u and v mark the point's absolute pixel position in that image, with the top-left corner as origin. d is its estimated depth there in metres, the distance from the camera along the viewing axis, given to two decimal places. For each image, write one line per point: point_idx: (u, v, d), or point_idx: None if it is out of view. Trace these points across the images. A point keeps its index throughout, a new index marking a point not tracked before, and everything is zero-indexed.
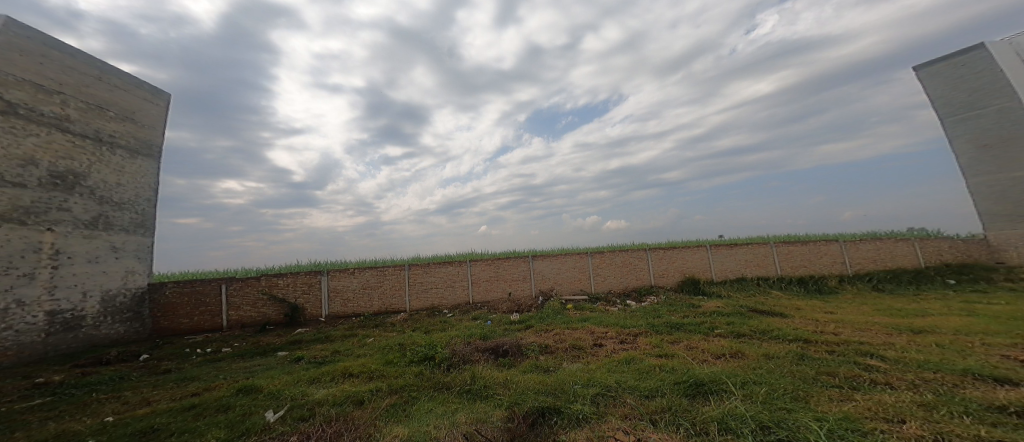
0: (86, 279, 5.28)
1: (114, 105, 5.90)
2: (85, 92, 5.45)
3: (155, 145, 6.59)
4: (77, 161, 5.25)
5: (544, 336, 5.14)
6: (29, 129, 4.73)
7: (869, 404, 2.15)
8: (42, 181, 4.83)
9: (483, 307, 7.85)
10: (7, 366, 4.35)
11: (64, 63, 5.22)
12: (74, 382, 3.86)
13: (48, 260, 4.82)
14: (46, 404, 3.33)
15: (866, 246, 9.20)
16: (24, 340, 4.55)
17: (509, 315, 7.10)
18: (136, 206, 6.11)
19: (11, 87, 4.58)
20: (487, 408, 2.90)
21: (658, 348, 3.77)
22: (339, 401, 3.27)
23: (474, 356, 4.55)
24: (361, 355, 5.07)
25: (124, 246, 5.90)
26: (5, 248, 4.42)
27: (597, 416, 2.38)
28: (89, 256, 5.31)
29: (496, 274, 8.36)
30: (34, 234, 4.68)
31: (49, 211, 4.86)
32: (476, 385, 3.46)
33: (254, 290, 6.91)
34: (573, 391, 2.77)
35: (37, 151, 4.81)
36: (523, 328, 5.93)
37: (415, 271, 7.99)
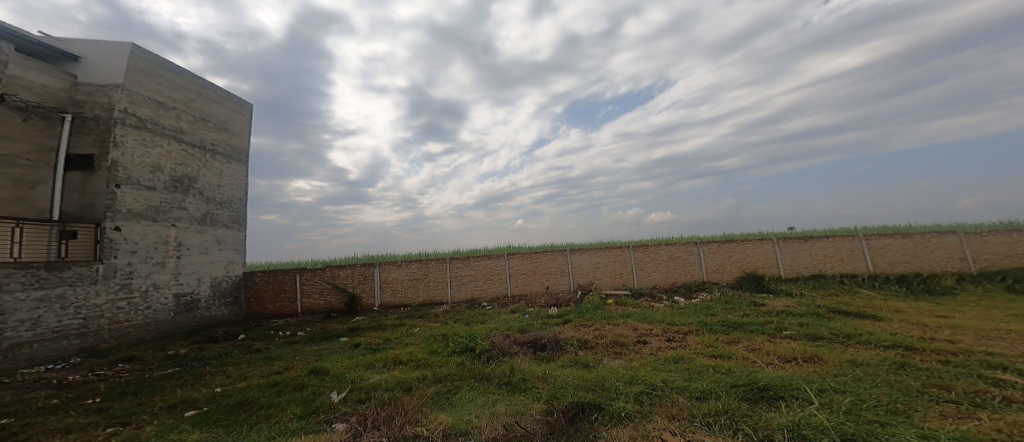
0: (199, 268, 6.11)
1: (213, 116, 6.63)
2: (191, 106, 6.18)
3: (245, 150, 7.34)
4: (190, 167, 6.06)
5: (583, 330, 5.08)
6: (156, 140, 5.52)
7: (1002, 426, 1.88)
8: (166, 184, 5.63)
9: (521, 301, 7.91)
10: (149, 338, 5.21)
11: (174, 82, 5.94)
12: (193, 355, 4.43)
13: (170, 252, 5.62)
14: (175, 373, 3.84)
15: (997, 239, 7.78)
16: (160, 318, 5.42)
17: (548, 309, 7.09)
18: (234, 205, 6.91)
19: (140, 104, 5.33)
20: (526, 401, 2.92)
21: (712, 348, 3.57)
22: (390, 386, 3.46)
23: (513, 349, 4.60)
24: (408, 344, 5.32)
25: (225, 239, 6.74)
26: (143, 241, 5.24)
27: (642, 414, 2.31)
28: (201, 248, 6.15)
29: (534, 268, 8.37)
30: (162, 229, 5.50)
31: (172, 210, 5.69)
32: (516, 377, 3.51)
33: (320, 280, 7.50)
34: (615, 389, 2.71)
35: (162, 159, 5.60)
36: (562, 322, 5.89)
37: (456, 264, 8.22)
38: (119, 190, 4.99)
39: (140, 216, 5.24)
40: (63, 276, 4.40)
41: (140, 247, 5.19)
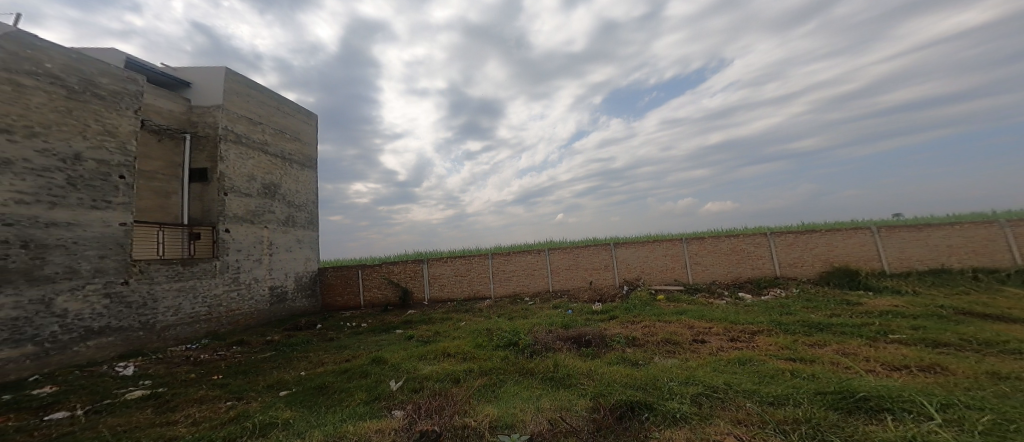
0: (285, 263, 7.47)
1: (288, 128, 7.81)
2: (271, 119, 7.33)
3: (313, 158, 8.61)
4: (275, 176, 7.28)
5: (631, 327, 4.90)
6: (249, 154, 6.71)
7: None
8: (258, 191, 6.83)
9: (564, 296, 7.83)
10: (253, 324, 6.50)
11: (260, 100, 7.10)
12: (285, 341, 5.10)
13: (265, 250, 6.97)
14: (273, 356, 4.45)
15: None
16: (260, 306, 6.70)
17: (592, 304, 6.95)
18: (308, 208, 8.22)
19: (237, 123, 6.49)
20: (571, 397, 2.88)
21: (791, 351, 3.29)
22: (440, 377, 3.60)
23: (556, 344, 4.57)
24: (456, 337, 5.49)
25: (303, 238, 8.03)
26: (245, 240, 6.49)
27: (700, 417, 2.18)
28: (285, 245, 7.43)
29: (577, 262, 8.25)
30: (257, 228, 6.73)
31: (264, 213, 6.93)
32: (560, 373, 3.48)
33: (379, 276, 8.24)
34: (669, 389, 2.59)
35: (255, 169, 6.79)
36: (607, 318, 5.74)
37: (499, 260, 8.35)
38: (229, 196, 6.23)
39: (244, 218, 6.55)
40: (194, 270, 5.61)
41: (243, 245, 6.43)
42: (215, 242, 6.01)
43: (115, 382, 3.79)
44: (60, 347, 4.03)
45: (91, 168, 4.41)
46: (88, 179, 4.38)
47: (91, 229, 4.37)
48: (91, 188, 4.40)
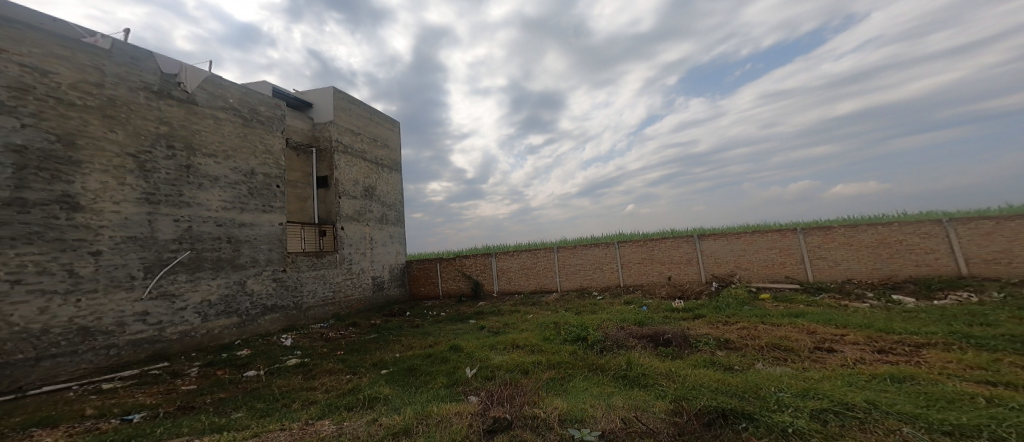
0: (380, 256, 11.04)
1: (373, 134, 11.43)
2: (363, 127, 10.94)
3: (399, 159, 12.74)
4: (368, 183, 10.86)
5: (721, 329, 4.44)
6: (352, 164, 10.31)
7: None
8: (358, 193, 10.36)
9: (637, 291, 8.21)
10: (358, 309, 9.88)
11: (356, 112, 10.80)
12: (381, 327, 8.03)
13: (363, 244, 10.47)
14: (374, 339, 7.16)
15: None
16: (363, 292, 10.13)
17: (672, 301, 6.50)
18: (395, 208, 12.15)
19: (342, 135, 10.03)
20: (647, 398, 2.71)
21: (988, 373, 2.66)
22: (510, 367, 3.71)
23: (629, 342, 4.36)
24: (524, 330, 5.55)
25: (389, 234, 11.60)
26: (351, 232, 9.97)
27: (823, 435, 1.87)
28: (377, 240, 10.95)
29: (652, 257, 8.43)
30: (359, 226, 10.24)
31: (364, 215, 10.50)
32: (634, 372, 3.31)
33: (454, 269, 11.03)
34: (779, 400, 2.30)
35: (357, 177, 10.36)
36: (691, 317, 5.30)
37: (566, 256, 9.40)
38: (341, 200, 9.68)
39: (351, 218, 10.06)
40: (325, 260, 9.01)
41: (353, 240, 9.95)
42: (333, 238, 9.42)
43: (279, 350, 6.36)
44: (250, 319, 6.98)
45: (260, 180, 7.37)
46: (259, 191, 7.36)
47: (262, 227, 7.33)
48: (261, 196, 7.38)
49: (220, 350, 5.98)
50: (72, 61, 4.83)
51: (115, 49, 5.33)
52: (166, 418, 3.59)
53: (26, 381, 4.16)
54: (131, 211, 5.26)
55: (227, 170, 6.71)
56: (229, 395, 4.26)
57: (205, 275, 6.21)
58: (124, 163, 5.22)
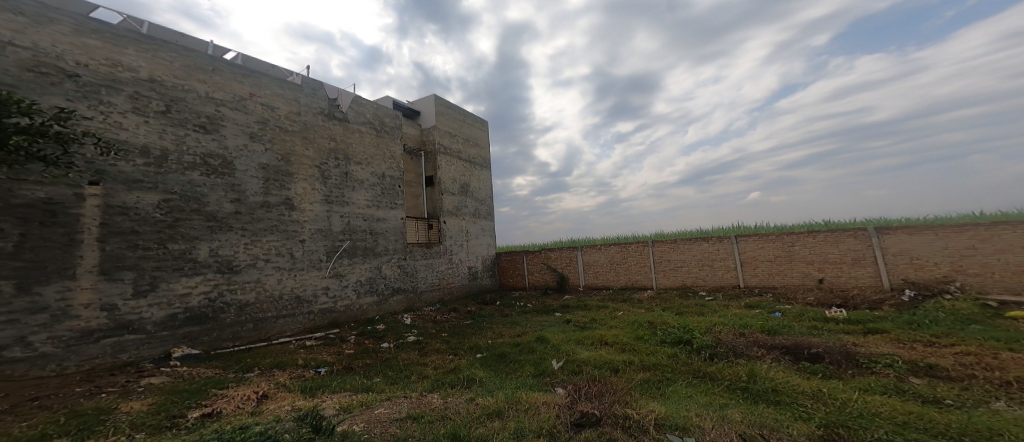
0: (475, 248, 13.58)
1: (467, 135, 14.16)
2: (459, 129, 13.71)
3: (486, 155, 15.24)
4: (463, 179, 13.49)
5: (906, 349, 3.76)
6: (452, 162, 13.05)
7: None
8: (455, 189, 13.02)
9: (768, 294, 8.01)
10: (459, 295, 12.43)
11: (451, 117, 13.57)
12: (477, 313, 9.86)
13: (461, 236, 13.05)
14: (473, 322, 9.08)
15: None
16: (461, 279, 12.70)
17: (829, 310, 5.71)
18: (485, 202, 14.54)
19: (443, 137, 12.76)
20: (783, 418, 2.64)
21: None
22: (601, 365, 4.56)
23: (758, 353, 4.26)
24: (613, 327, 6.57)
25: (482, 228, 14.19)
26: (451, 224, 12.56)
27: None
28: (471, 232, 13.55)
29: (791, 254, 8.00)
30: (457, 220, 12.83)
31: (461, 210, 13.17)
32: (760, 386, 3.38)
33: (539, 261, 12.88)
34: None
35: (455, 174, 13.10)
36: (862, 333, 4.59)
37: (661, 249, 10.07)
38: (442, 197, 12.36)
39: (450, 212, 12.65)
40: (434, 249, 11.67)
41: (453, 230, 12.63)
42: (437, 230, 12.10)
43: (403, 327, 8.31)
44: (383, 298, 9.62)
45: (389, 181, 10.15)
46: (388, 191, 10.13)
47: (391, 221, 10.05)
48: (390, 194, 10.18)
49: (366, 323, 8.49)
50: (285, 96, 7.74)
51: (303, 83, 8.27)
52: (337, 374, 5.45)
53: (272, 332, 6.99)
54: (317, 208, 8.06)
55: (369, 175, 9.50)
56: (371, 362, 6.06)
57: (358, 259, 8.97)
58: (310, 174, 8.01)
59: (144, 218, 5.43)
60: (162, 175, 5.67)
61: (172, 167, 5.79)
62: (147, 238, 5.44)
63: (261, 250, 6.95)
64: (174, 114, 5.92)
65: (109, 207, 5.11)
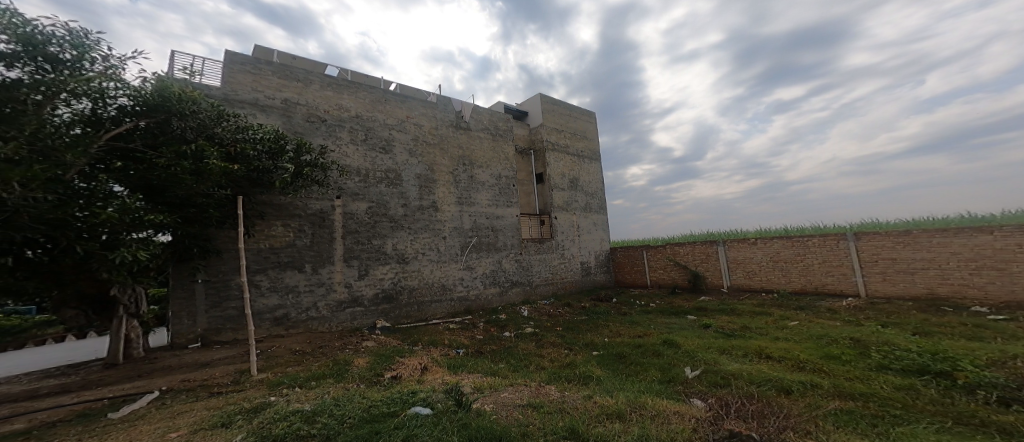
0: (586, 242, 15.39)
1: (574, 128, 16.14)
2: (566, 123, 15.79)
3: (594, 147, 16.89)
4: (572, 174, 15.52)
5: None
6: (561, 156, 15.16)
7: None
8: (564, 184, 15.01)
9: None
10: (573, 291, 14.42)
11: (557, 111, 15.60)
12: (593, 309, 11.03)
13: (573, 231, 15.01)
14: (595, 315, 10.22)
15: None
16: (575, 273, 14.61)
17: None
18: (596, 196, 16.43)
19: (551, 133, 15.01)
20: None
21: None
22: (769, 384, 4.46)
23: None
24: (786, 340, 6.53)
25: (593, 221, 15.99)
26: (562, 220, 14.60)
27: None
28: (584, 227, 15.43)
29: None
30: (567, 216, 14.82)
31: (570, 205, 15.04)
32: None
33: (665, 257, 13.79)
34: None
35: (563, 169, 15.17)
36: None
37: (868, 245, 8.83)
38: (554, 191, 14.55)
39: (562, 208, 14.75)
40: (548, 244, 13.89)
41: (564, 226, 14.64)
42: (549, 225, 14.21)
43: (523, 319, 10.26)
44: (504, 290, 12.29)
45: (505, 181, 12.84)
46: (506, 190, 12.81)
47: (507, 218, 12.69)
48: (508, 193, 12.87)
49: (492, 312, 10.93)
50: (430, 112, 11.00)
51: (438, 100, 11.45)
52: (473, 356, 7.16)
53: (427, 315, 10.16)
54: (453, 210, 11.14)
55: (489, 177, 12.30)
56: (498, 347, 7.71)
57: (484, 254, 11.82)
58: (448, 181, 11.16)
59: (362, 219, 9.10)
60: (368, 188, 9.30)
61: (372, 183, 9.37)
62: (360, 233, 9.03)
63: (421, 245, 10.26)
64: (370, 140, 9.49)
65: (345, 212, 8.85)
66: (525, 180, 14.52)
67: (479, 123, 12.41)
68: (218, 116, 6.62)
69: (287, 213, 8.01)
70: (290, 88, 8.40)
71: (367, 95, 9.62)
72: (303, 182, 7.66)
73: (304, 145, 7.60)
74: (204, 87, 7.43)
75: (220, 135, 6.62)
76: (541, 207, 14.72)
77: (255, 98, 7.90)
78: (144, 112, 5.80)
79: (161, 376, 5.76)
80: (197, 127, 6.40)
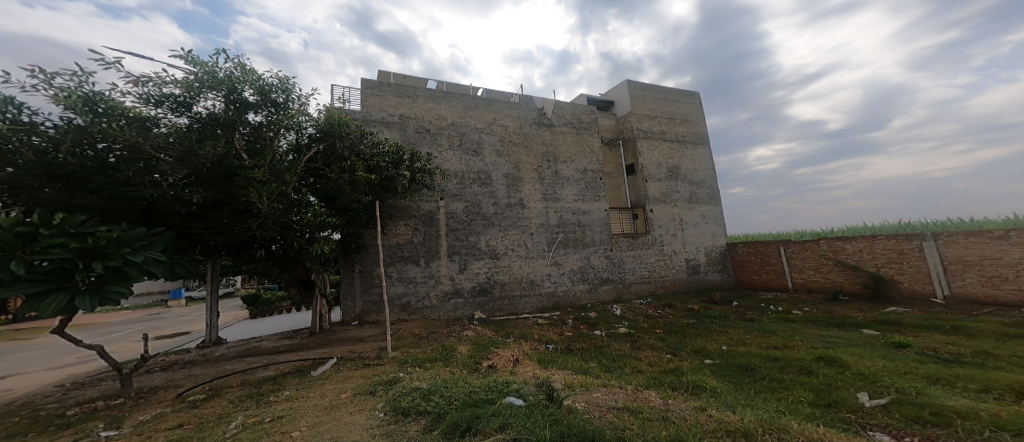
0: (694, 236, 11.16)
1: (675, 112, 11.89)
2: (665, 110, 11.66)
3: (701, 132, 12.19)
4: (676, 161, 11.41)
5: None
6: (662, 141, 11.39)
7: None
8: (661, 173, 11.09)
9: None
10: (683, 291, 10.61)
11: (646, 95, 11.57)
12: (703, 313, 7.60)
13: (669, 228, 10.82)
14: (713, 319, 7.04)
15: None
16: (690, 282, 10.75)
17: None
18: (704, 184, 11.73)
19: (642, 125, 11.15)
20: None
21: None
22: None
23: None
24: None
25: (706, 213, 11.60)
26: (663, 215, 10.75)
27: None
28: (692, 220, 11.25)
29: None
30: (671, 208, 10.96)
31: (672, 195, 11.09)
32: None
33: (817, 254, 8.86)
34: None
35: (663, 155, 11.27)
36: None
37: None
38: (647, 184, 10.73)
39: (659, 200, 10.86)
40: (645, 239, 10.39)
41: (664, 221, 10.75)
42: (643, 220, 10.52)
43: (614, 317, 7.73)
44: (593, 287, 9.45)
45: (591, 175, 10.02)
46: (591, 181, 10.01)
47: (595, 212, 9.85)
48: (595, 184, 10.02)
49: (581, 309, 8.58)
50: (535, 116, 9.56)
51: (523, 99, 9.58)
52: (564, 351, 5.30)
53: (516, 308, 8.48)
54: (540, 205, 9.11)
55: (571, 171, 9.78)
56: (590, 344, 5.63)
57: (569, 250, 9.31)
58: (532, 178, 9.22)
59: (463, 217, 8.14)
60: (465, 186, 8.29)
61: (468, 183, 8.32)
62: (461, 229, 8.08)
63: (510, 242, 8.61)
64: (463, 145, 8.44)
65: (448, 212, 8.01)
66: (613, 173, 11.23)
67: (558, 118, 9.97)
68: (360, 135, 6.54)
69: (407, 212, 7.57)
70: (404, 104, 7.96)
71: (460, 100, 8.65)
72: (418, 187, 7.13)
73: (417, 155, 7.05)
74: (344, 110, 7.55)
75: (363, 151, 6.54)
76: (632, 200, 11.08)
77: (383, 116, 7.70)
78: (320, 137, 6.12)
79: (338, 345, 5.52)
80: (351, 146, 6.46)
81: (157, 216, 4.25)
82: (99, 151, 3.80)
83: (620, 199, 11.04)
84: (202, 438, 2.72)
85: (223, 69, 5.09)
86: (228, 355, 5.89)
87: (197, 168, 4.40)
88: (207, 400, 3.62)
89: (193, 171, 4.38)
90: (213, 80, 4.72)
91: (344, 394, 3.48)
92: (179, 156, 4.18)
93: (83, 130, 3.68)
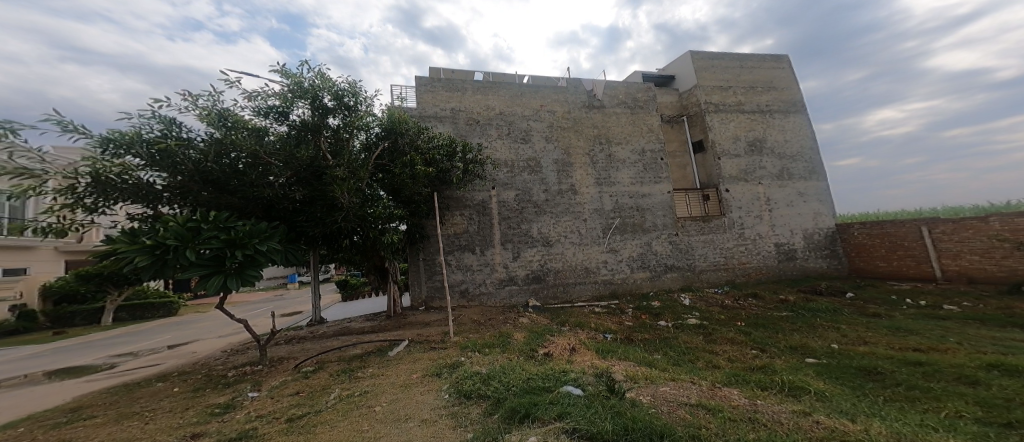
0: (788, 220, 15.55)
1: (761, 82, 16.79)
2: (739, 80, 16.52)
3: (791, 94, 17.04)
4: (761, 135, 16.18)
5: None
6: (727, 119, 15.95)
7: None
8: (746, 150, 15.87)
9: None
10: (757, 280, 14.87)
11: (721, 65, 16.52)
12: (800, 306, 11.05)
13: (756, 205, 15.41)
14: (803, 314, 10.30)
15: None
16: (768, 261, 15.14)
17: None
18: (795, 156, 16.34)
19: (715, 95, 16.05)
20: None
21: None
22: (779, 412, 4.38)
23: None
24: (916, 375, 5.75)
25: (807, 191, 16.08)
26: (742, 197, 15.33)
27: None
28: (788, 201, 15.74)
29: None
30: (755, 187, 15.54)
31: (755, 172, 15.69)
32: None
33: (957, 234, 11.96)
34: None
35: (739, 131, 15.98)
36: None
37: None
38: (720, 160, 15.49)
39: (735, 178, 15.45)
40: (714, 224, 15.01)
41: (746, 199, 15.38)
42: (717, 200, 15.29)
43: (683, 309, 11.81)
44: (655, 274, 14.28)
45: (624, 153, 14.96)
46: (649, 166, 15.08)
47: (654, 195, 14.83)
48: (652, 170, 15.07)
49: (643, 299, 13.15)
50: (543, 94, 14.59)
51: (569, 84, 15.10)
52: (621, 341, 8.88)
53: (568, 298, 13.48)
54: (591, 191, 14.33)
55: (629, 153, 14.97)
56: (650, 336, 9.19)
57: (625, 237, 14.30)
58: (584, 162, 14.49)
59: (511, 206, 13.49)
60: (514, 178, 13.65)
61: (518, 173, 13.72)
62: (511, 220, 13.41)
63: (564, 228, 13.84)
64: (512, 135, 13.91)
65: (498, 200, 13.38)
66: (678, 152, 16.67)
67: (613, 99, 15.35)
68: (400, 120, 11.02)
69: (463, 205, 12.97)
70: (455, 98, 13.59)
71: (507, 92, 14.18)
72: (469, 175, 12.36)
73: (467, 149, 12.25)
74: (413, 109, 13.20)
75: (423, 146, 11.64)
76: (707, 180, 16.04)
77: (437, 111, 13.32)
78: (384, 135, 10.90)
79: (408, 332, 10.43)
80: (412, 144, 11.40)
81: (275, 211, 8.39)
82: (230, 159, 7.78)
83: (687, 177, 16.46)
84: (316, 402, 5.93)
85: (307, 79, 9.10)
86: (324, 335, 11.87)
87: (292, 168, 8.29)
88: (318, 369, 7.94)
89: (287, 171, 8.23)
90: (301, 91, 8.79)
91: (418, 376, 6.76)
92: (283, 159, 8.13)
93: (221, 146, 7.64)
